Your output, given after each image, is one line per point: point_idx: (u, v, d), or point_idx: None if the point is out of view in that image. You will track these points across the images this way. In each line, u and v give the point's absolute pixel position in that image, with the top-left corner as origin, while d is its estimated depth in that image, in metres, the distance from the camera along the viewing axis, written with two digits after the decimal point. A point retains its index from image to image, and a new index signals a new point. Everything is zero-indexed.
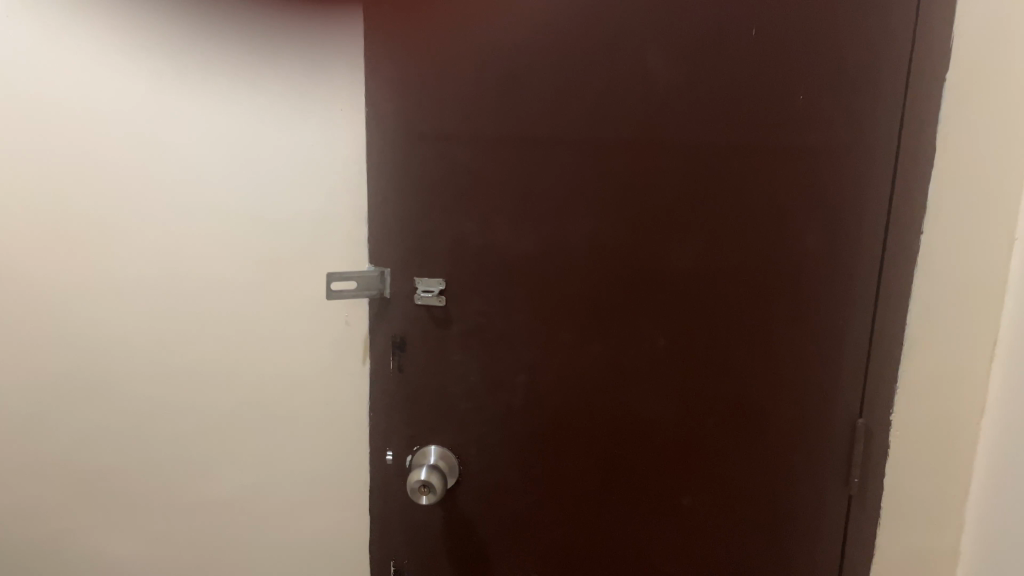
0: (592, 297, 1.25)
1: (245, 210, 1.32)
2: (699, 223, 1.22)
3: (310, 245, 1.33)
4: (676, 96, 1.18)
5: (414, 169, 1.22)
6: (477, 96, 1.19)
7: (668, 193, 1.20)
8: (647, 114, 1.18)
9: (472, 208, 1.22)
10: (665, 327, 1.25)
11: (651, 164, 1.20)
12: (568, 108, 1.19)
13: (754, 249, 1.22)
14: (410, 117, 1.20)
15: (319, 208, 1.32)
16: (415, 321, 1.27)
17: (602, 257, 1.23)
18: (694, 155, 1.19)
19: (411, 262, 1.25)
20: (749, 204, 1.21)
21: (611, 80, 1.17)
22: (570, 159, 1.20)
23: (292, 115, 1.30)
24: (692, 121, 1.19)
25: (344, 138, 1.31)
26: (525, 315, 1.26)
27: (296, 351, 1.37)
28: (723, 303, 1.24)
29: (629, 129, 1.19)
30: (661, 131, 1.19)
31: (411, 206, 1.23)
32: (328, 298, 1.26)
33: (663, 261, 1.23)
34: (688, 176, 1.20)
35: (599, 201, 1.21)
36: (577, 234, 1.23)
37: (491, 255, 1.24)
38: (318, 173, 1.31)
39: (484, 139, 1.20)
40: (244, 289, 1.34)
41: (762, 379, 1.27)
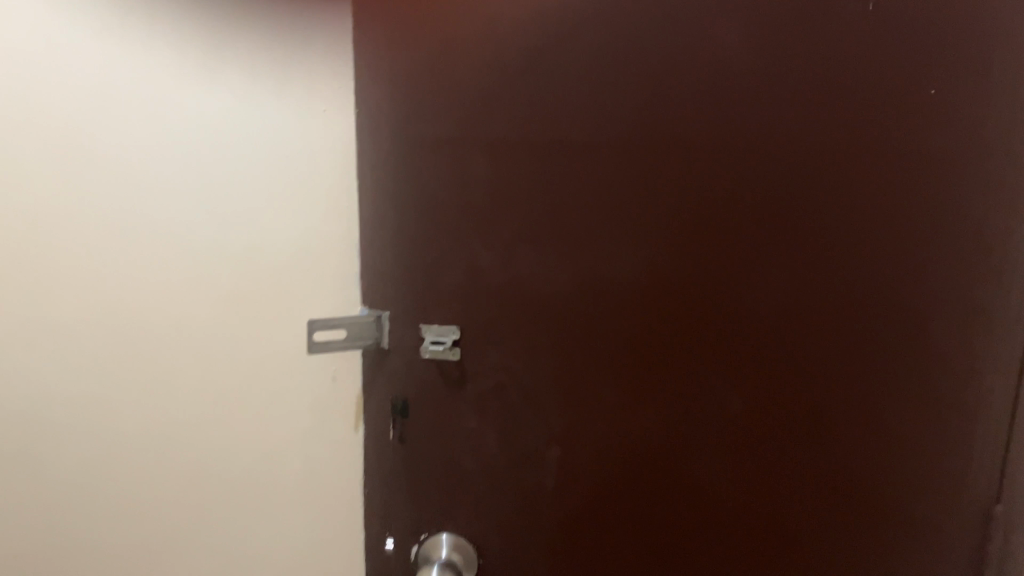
0: (640, 345, 0.97)
1: (212, 240, 1.03)
2: (783, 250, 0.93)
3: (291, 278, 1.06)
4: (762, 90, 0.89)
5: (420, 188, 0.94)
6: (499, 92, 0.90)
7: (743, 211, 0.92)
8: (725, 111, 0.90)
9: (494, 238, 0.94)
10: (734, 381, 0.97)
11: (722, 177, 0.91)
12: (618, 106, 0.90)
13: (852, 280, 0.94)
14: (415, 112, 0.92)
15: (300, 236, 1.05)
16: (420, 380, 0.99)
17: (654, 295, 0.95)
18: (781, 165, 0.91)
19: (416, 306, 0.97)
20: (846, 224, 0.93)
21: (677, 69, 0.89)
22: (619, 171, 0.92)
23: (268, 115, 1.02)
24: (780, 123, 0.90)
25: (328, 147, 1.04)
26: (556, 368, 0.97)
27: (275, 412, 1.09)
28: (810, 350, 0.96)
29: (699, 129, 0.90)
30: (738, 134, 0.90)
31: (416, 230, 0.95)
32: (308, 351, 0.99)
33: (734, 298, 0.95)
34: (771, 190, 0.92)
35: (652, 224, 0.93)
36: (624, 267, 0.94)
37: (518, 296, 0.96)
38: (300, 188, 1.04)
39: (509, 145, 0.92)
40: (212, 340, 1.06)
41: (857, 443, 1.00)
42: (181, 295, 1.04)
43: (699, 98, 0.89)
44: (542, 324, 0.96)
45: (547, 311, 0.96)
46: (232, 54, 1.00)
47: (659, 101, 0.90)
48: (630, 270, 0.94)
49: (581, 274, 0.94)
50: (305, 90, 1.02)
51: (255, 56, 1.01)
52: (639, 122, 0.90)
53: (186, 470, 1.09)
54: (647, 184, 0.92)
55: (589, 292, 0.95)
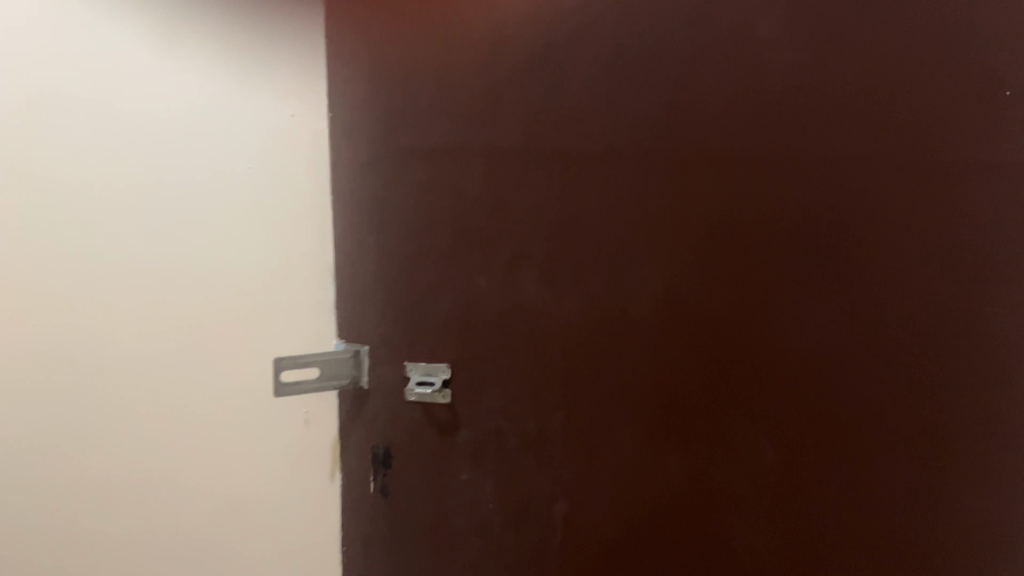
0: (659, 400, 0.75)
1: (158, 262, 0.85)
2: (851, 281, 0.69)
3: (270, 302, 0.90)
4: (831, 87, 0.69)
5: (412, 204, 0.84)
6: (502, 96, 0.80)
7: (790, 231, 0.70)
8: (778, 110, 0.70)
9: (491, 262, 0.81)
10: (788, 453, 0.71)
11: (761, 191, 0.71)
12: (639, 110, 0.74)
13: (925, 314, 0.68)
14: (405, 126, 0.84)
15: (266, 257, 0.90)
16: (407, 423, 0.86)
17: (675, 338, 0.74)
18: (841, 175, 0.69)
19: (400, 341, 0.85)
20: (938, 245, 0.68)
21: (713, 63, 0.72)
22: (632, 187, 0.75)
23: (244, 113, 0.89)
24: (839, 123, 0.69)
25: (299, 156, 0.91)
26: (560, 421, 0.80)
27: (236, 470, 0.90)
28: (899, 416, 0.69)
29: (744, 133, 0.71)
30: (778, 137, 0.70)
31: (403, 255, 0.85)
32: (275, 395, 0.85)
33: (785, 344, 0.71)
34: (826, 204, 0.69)
35: (671, 249, 0.74)
36: (639, 302, 0.75)
37: (520, 330, 0.81)
38: (280, 199, 0.90)
39: (507, 158, 0.80)
40: (158, 385, 0.86)
41: (989, 564, 0.68)
42: (115, 329, 0.83)
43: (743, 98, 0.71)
44: (549, 366, 0.80)
45: (552, 350, 0.80)
46: (184, 46, 0.86)
47: (688, 103, 0.73)
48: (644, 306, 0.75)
49: (595, 307, 0.77)
50: (272, 94, 0.90)
51: (213, 52, 0.87)
52: (662, 129, 0.74)
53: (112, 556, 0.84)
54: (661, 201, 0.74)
55: (597, 332, 0.78)
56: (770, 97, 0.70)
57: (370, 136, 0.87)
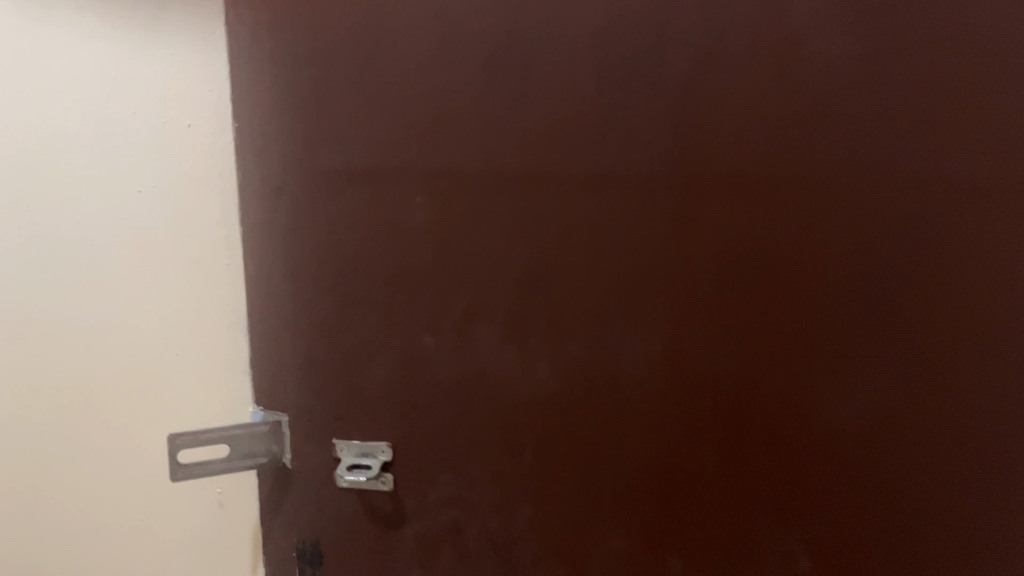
0: (674, 485, 0.62)
1: (38, 305, 0.70)
2: (897, 350, 0.60)
3: (174, 367, 0.71)
4: (859, 116, 0.57)
5: (338, 246, 0.63)
6: (453, 103, 0.59)
7: (826, 292, 0.59)
8: (794, 132, 0.58)
9: (441, 317, 0.63)
10: (818, 543, 0.62)
11: (792, 242, 0.59)
12: (636, 129, 0.58)
13: (974, 359, 0.60)
14: (322, 157, 0.61)
15: (164, 307, 0.70)
16: (339, 514, 0.68)
17: (696, 415, 0.61)
18: (879, 230, 0.58)
19: (328, 420, 0.66)
20: (995, 313, 0.59)
21: (728, 75, 0.57)
22: (625, 232, 0.59)
23: (144, 122, 0.67)
24: (871, 166, 0.58)
25: (200, 179, 0.68)
26: (539, 514, 0.65)
27: (140, 552, 0.75)
28: (939, 501, 0.61)
29: (756, 158, 0.58)
30: (812, 178, 0.58)
31: (328, 317, 0.64)
32: (170, 480, 0.65)
33: (822, 422, 0.60)
34: (868, 263, 0.59)
35: (690, 308, 0.60)
36: (641, 373, 0.61)
37: (478, 405, 0.64)
38: (180, 239, 0.69)
39: (462, 194, 0.60)
40: (46, 442, 0.73)
41: None
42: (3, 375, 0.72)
43: (758, 120, 0.57)
44: (517, 448, 0.64)
45: (519, 426, 0.64)
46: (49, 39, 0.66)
47: (699, 124, 0.58)
48: (646, 378, 0.61)
49: (577, 374, 0.62)
50: (160, 93, 0.67)
51: (86, 42, 0.66)
52: (665, 156, 0.58)
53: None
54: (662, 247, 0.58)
55: (593, 409, 0.62)
56: (785, 123, 0.57)
57: (278, 156, 0.63)
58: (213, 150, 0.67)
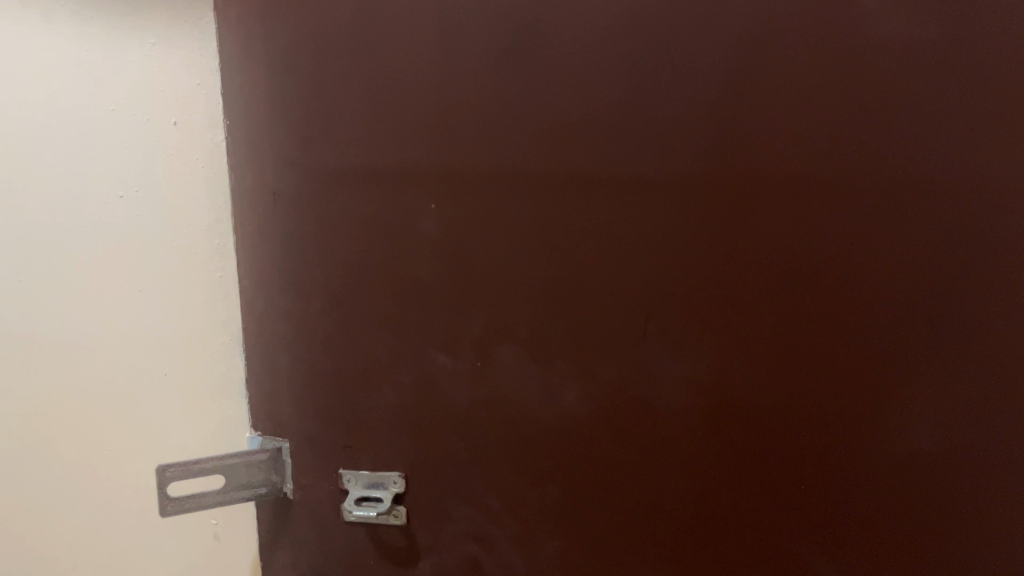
0: (717, 527, 0.56)
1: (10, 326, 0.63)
2: (976, 389, 0.52)
3: (163, 389, 0.65)
4: (941, 107, 0.49)
5: (341, 260, 0.56)
6: (468, 96, 0.52)
7: (894, 319, 0.52)
8: (861, 140, 0.50)
9: (457, 335, 0.57)
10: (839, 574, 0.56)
11: (856, 261, 0.51)
12: (680, 124, 0.50)
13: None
14: (323, 161, 0.55)
15: (151, 324, 0.63)
16: (345, 550, 0.62)
17: (741, 451, 0.55)
18: (961, 246, 0.50)
19: (333, 448, 0.60)
20: None
21: (779, 70, 0.49)
22: (663, 246, 0.52)
23: (123, 121, 0.59)
24: (956, 170, 0.49)
25: (190, 183, 0.60)
26: (566, 552, 0.59)
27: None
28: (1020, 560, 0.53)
29: (818, 169, 0.50)
30: (881, 188, 0.50)
31: (331, 338, 0.58)
32: (160, 516, 0.59)
33: (886, 464, 0.53)
34: (945, 287, 0.51)
35: (740, 333, 0.53)
36: (681, 404, 0.54)
37: (498, 432, 0.58)
38: (167, 250, 0.61)
39: (480, 202, 0.54)
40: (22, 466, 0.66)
41: None
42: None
43: (820, 115, 0.49)
44: (541, 482, 0.58)
45: (544, 456, 0.57)
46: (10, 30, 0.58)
47: (750, 118, 0.50)
48: (686, 409, 0.54)
49: (607, 401, 0.56)
50: (141, 88, 0.59)
51: (52, 32, 0.58)
52: (713, 157, 0.50)
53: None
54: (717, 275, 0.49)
55: (623, 440, 0.56)
56: (856, 117, 0.49)
57: (272, 158, 0.56)
58: (201, 152, 0.60)
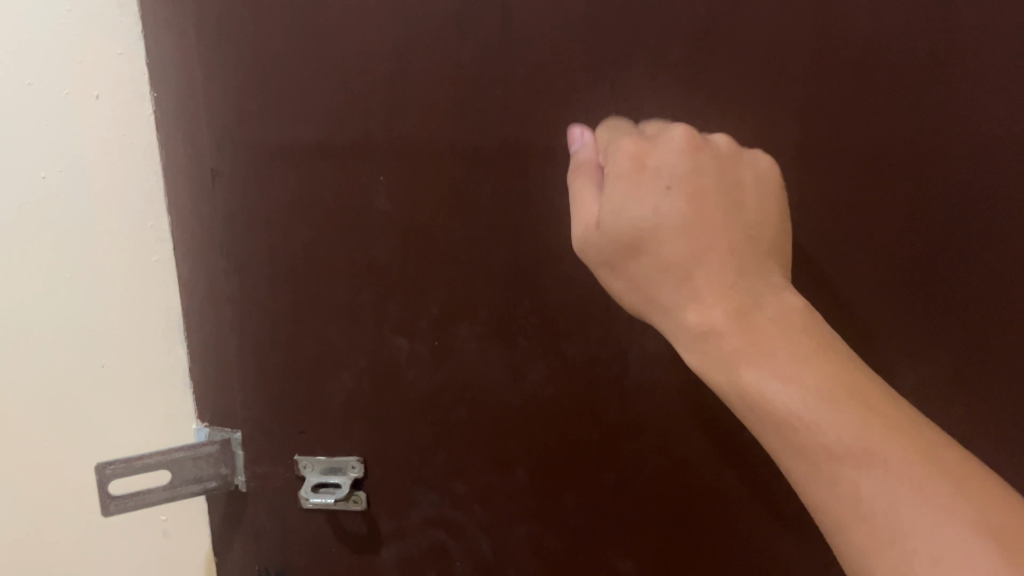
0: (688, 506, 0.57)
1: None
2: (941, 343, 0.52)
3: (102, 380, 0.60)
4: (921, 68, 0.47)
5: (286, 242, 0.52)
6: (417, 63, 0.48)
7: (825, 241, 0.51)
8: (824, 106, 0.48)
9: (414, 315, 0.54)
10: (661, 424, 0.55)
11: (829, 225, 0.50)
12: (650, 89, 0.48)
13: (901, 209, 0.50)
14: (259, 142, 0.50)
15: (83, 313, 0.58)
16: (304, 540, 0.59)
17: (645, 353, 0.53)
18: (935, 210, 0.50)
19: (285, 441, 0.57)
20: (922, 170, 0.49)
21: (742, 35, 0.47)
22: None
23: (40, 98, 0.53)
24: (927, 131, 0.48)
25: (118, 162, 0.54)
26: (536, 534, 0.58)
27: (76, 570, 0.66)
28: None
29: (781, 136, 0.49)
30: (845, 153, 0.49)
31: (278, 326, 0.54)
32: (103, 513, 0.55)
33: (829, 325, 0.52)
34: (918, 253, 0.50)
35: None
36: (652, 383, 0.54)
37: (460, 414, 0.56)
38: (99, 233, 0.56)
39: (432, 178, 0.51)
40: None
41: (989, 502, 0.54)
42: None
43: (792, 80, 0.47)
44: (507, 459, 0.56)
45: (511, 438, 0.56)
46: None
47: (719, 84, 0.48)
48: (660, 387, 0.54)
49: (573, 380, 0.54)
50: (57, 57, 0.52)
51: None
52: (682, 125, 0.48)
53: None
54: (637, 205, 0.40)
55: (587, 411, 0.55)
56: (834, 78, 0.47)
57: (203, 137, 0.51)
58: (127, 129, 0.54)
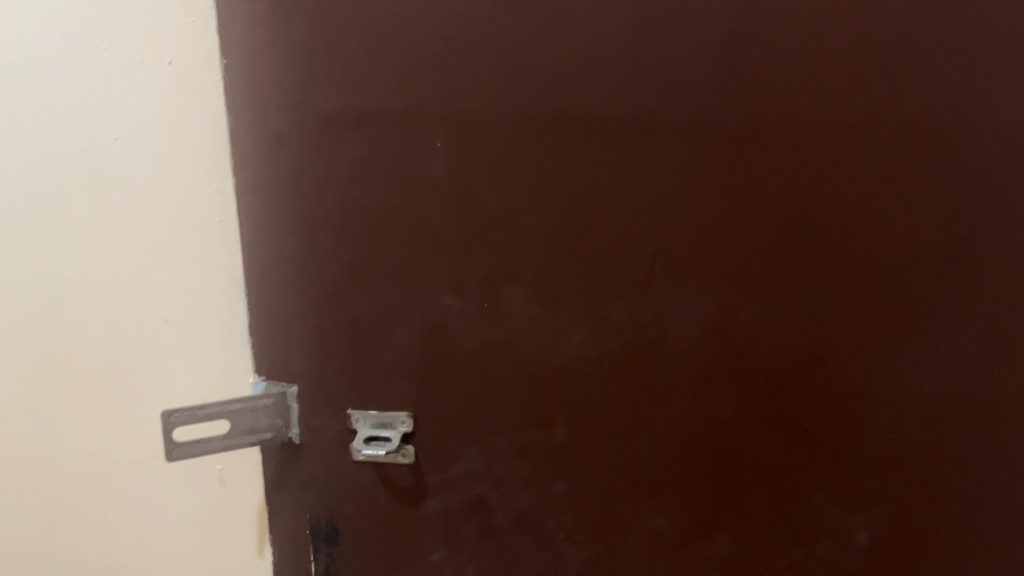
0: (722, 481, 0.60)
1: (17, 275, 0.63)
2: (945, 287, 0.57)
3: (164, 334, 0.64)
4: (932, 62, 0.53)
5: (346, 203, 0.55)
6: (475, 36, 0.51)
7: (845, 193, 0.55)
8: (847, 75, 0.53)
9: (464, 276, 0.56)
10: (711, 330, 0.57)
11: (851, 178, 0.55)
12: (694, 69, 0.52)
13: (910, 162, 0.55)
14: (323, 106, 0.53)
15: (149, 269, 0.62)
16: (353, 491, 0.62)
17: (682, 309, 0.56)
18: (947, 192, 0.55)
19: (339, 394, 0.60)
20: (929, 128, 0.54)
21: (774, 13, 0.51)
22: (646, 163, 0.53)
23: (115, 64, 0.57)
24: (931, 101, 0.54)
25: (186, 124, 0.58)
26: (575, 491, 0.60)
27: (130, 519, 0.69)
28: (983, 499, 0.61)
29: (809, 102, 0.53)
30: (865, 116, 0.54)
31: (335, 285, 0.57)
32: (168, 459, 0.58)
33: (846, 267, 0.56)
34: (930, 241, 0.56)
35: (744, 277, 0.56)
36: (690, 346, 0.57)
37: (505, 373, 0.58)
38: (167, 193, 0.60)
39: (486, 145, 0.53)
40: (20, 403, 0.66)
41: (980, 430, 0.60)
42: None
43: (818, 52, 0.52)
44: (550, 416, 0.59)
45: (554, 396, 0.58)
46: None
47: (754, 58, 0.52)
48: (695, 347, 0.57)
49: (614, 340, 0.57)
50: (133, 24, 0.56)
51: None
52: (721, 94, 0.52)
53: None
54: None
55: (627, 369, 0.58)
56: (856, 64, 0.53)
57: (272, 101, 0.54)
58: (196, 93, 0.57)
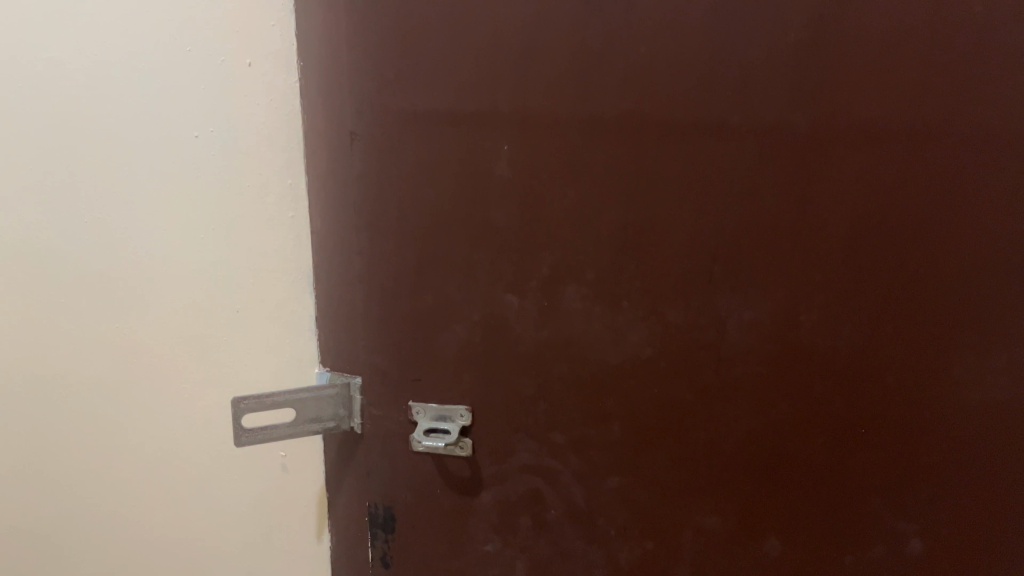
0: (771, 460, 0.60)
1: (99, 264, 0.66)
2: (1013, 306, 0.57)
3: (234, 324, 0.66)
4: (1011, 72, 0.53)
5: (415, 203, 0.57)
6: (547, 41, 0.53)
7: (910, 205, 0.55)
8: (916, 91, 0.53)
9: (526, 275, 0.58)
10: (770, 320, 0.57)
11: (917, 189, 0.55)
12: (762, 72, 0.52)
13: (978, 180, 0.55)
14: (397, 109, 0.55)
15: (223, 261, 0.64)
16: (412, 479, 0.64)
17: (740, 312, 0.57)
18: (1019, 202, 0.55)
19: (400, 388, 0.62)
20: (1002, 150, 0.54)
21: (846, 29, 0.52)
22: (711, 169, 0.54)
23: (198, 65, 0.59)
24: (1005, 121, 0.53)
25: (264, 124, 0.61)
26: (627, 487, 0.62)
27: (196, 499, 0.72)
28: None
29: (876, 115, 0.54)
30: (933, 132, 0.54)
31: (401, 281, 0.59)
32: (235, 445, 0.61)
33: (908, 277, 0.56)
34: (1002, 249, 0.56)
35: (806, 281, 0.56)
36: (747, 349, 0.58)
37: (563, 370, 0.59)
38: (242, 188, 0.62)
39: (552, 150, 0.55)
40: (97, 386, 0.70)
41: None
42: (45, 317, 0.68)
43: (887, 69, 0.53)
44: (606, 413, 0.60)
45: (610, 394, 0.60)
46: None
47: (824, 72, 0.52)
48: (753, 351, 0.58)
49: (672, 342, 0.58)
50: (216, 28, 0.58)
51: None
52: (788, 106, 0.53)
53: (64, 549, 0.76)
54: None
55: (683, 370, 0.59)
56: (928, 77, 0.53)
57: (348, 103, 0.56)
58: (275, 95, 0.60)
